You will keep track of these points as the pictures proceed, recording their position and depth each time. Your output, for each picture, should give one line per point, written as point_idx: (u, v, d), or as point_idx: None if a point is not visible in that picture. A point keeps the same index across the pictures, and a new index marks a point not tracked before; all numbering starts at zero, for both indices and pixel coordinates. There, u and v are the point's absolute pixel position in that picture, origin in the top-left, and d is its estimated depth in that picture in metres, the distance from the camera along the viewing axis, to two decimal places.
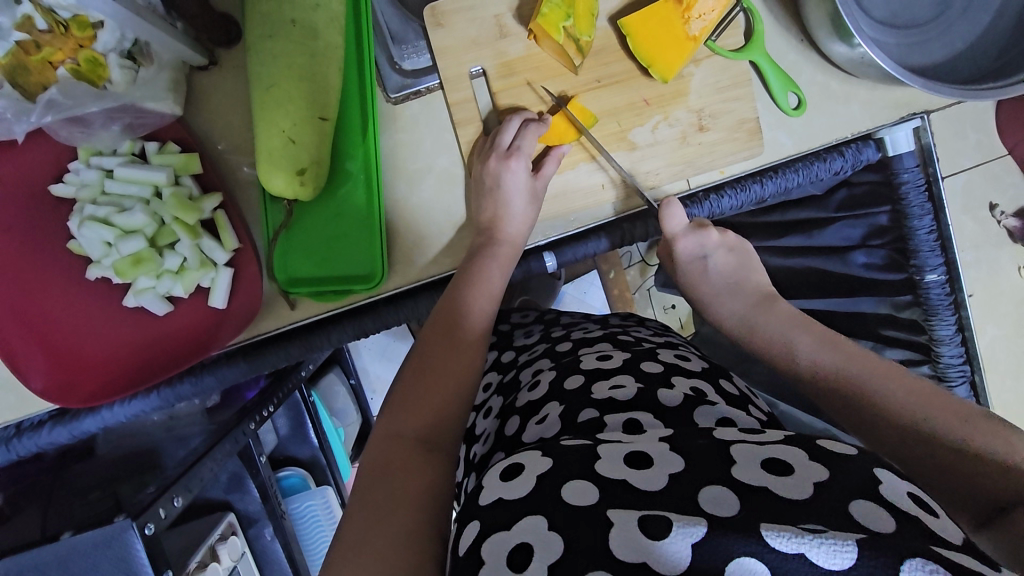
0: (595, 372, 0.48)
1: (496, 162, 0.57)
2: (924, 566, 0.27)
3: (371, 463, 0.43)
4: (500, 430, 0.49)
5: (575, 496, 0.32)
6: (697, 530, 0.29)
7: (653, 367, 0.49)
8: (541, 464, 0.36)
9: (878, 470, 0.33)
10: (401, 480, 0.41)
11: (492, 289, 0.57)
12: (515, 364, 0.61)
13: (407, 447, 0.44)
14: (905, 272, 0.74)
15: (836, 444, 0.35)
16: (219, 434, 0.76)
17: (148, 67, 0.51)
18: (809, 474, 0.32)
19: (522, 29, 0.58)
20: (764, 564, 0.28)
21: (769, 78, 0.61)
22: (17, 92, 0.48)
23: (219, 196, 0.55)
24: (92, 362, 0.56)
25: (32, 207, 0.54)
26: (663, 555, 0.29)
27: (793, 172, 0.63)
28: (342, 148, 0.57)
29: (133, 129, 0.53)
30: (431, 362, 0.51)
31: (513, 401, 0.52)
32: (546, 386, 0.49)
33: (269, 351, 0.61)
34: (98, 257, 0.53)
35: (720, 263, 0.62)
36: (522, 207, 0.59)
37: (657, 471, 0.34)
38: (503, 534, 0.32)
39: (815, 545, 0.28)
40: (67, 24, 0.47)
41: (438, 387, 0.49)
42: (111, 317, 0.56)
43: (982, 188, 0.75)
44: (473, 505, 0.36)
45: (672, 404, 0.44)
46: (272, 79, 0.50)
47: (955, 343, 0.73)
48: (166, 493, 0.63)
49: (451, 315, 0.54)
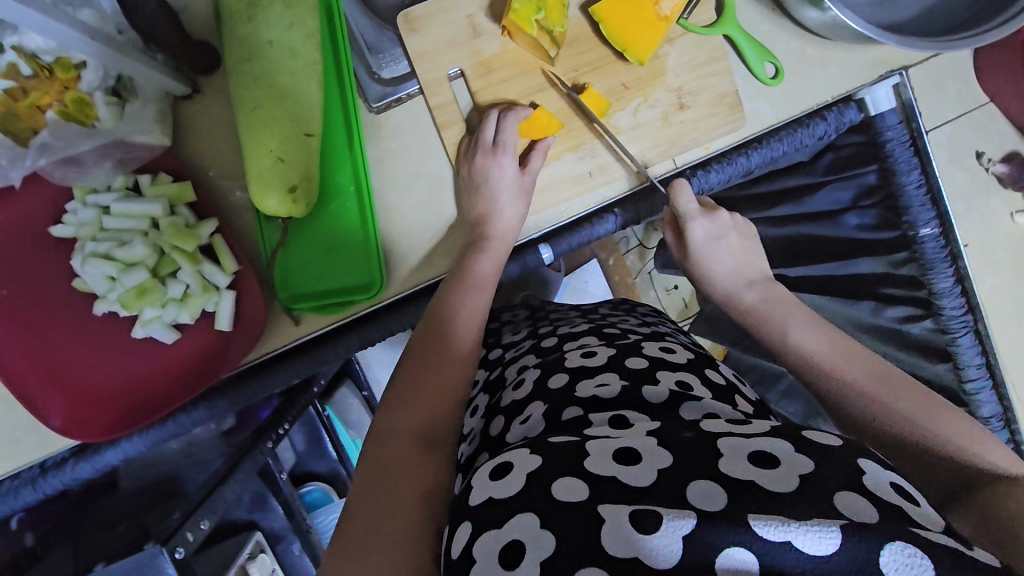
0: (580, 370, 0.48)
1: (484, 158, 0.58)
2: (905, 549, 0.28)
3: (370, 462, 0.44)
4: (484, 430, 0.49)
5: (565, 493, 0.32)
6: (688, 521, 0.30)
7: (639, 362, 0.49)
8: (529, 462, 0.35)
9: (861, 461, 0.34)
10: (399, 482, 0.42)
11: (486, 282, 0.58)
12: (501, 360, 0.61)
13: (405, 443, 0.45)
14: (899, 229, 0.75)
15: (822, 435, 0.36)
16: (239, 456, 0.78)
17: (133, 101, 0.52)
18: (793, 467, 0.33)
19: (496, 27, 0.59)
20: (753, 555, 0.29)
21: (744, 50, 0.61)
22: (10, 138, 0.49)
23: (215, 221, 0.55)
24: (104, 395, 0.57)
25: (34, 248, 0.55)
26: (653, 549, 0.30)
27: (777, 142, 0.64)
28: (330, 163, 0.58)
29: (125, 164, 0.54)
30: (422, 363, 0.51)
31: (498, 400, 0.52)
32: (531, 384, 0.50)
33: (276, 370, 0.62)
34: (103, 291, 0.54)
35: (732, 245, 0.62)
36: (511, 201, 0.60)
37: (646, 466, 0.34)
38: (494, 532, 0.32)
39: (802, 533, 0.29)
40: (51, 67, 0.48)
41: (430, 384, 0.49)
42: (120, 350, 0.57)
43: (967, 138, 0.75)
44: (464, 506, 0.36)
45: (656, 400, 0.44)
46: (255, 101, 0.51)
47: (954, 295, 0.73)
48: (192, 516, 0.67)
49: (447, 314, 0.54)
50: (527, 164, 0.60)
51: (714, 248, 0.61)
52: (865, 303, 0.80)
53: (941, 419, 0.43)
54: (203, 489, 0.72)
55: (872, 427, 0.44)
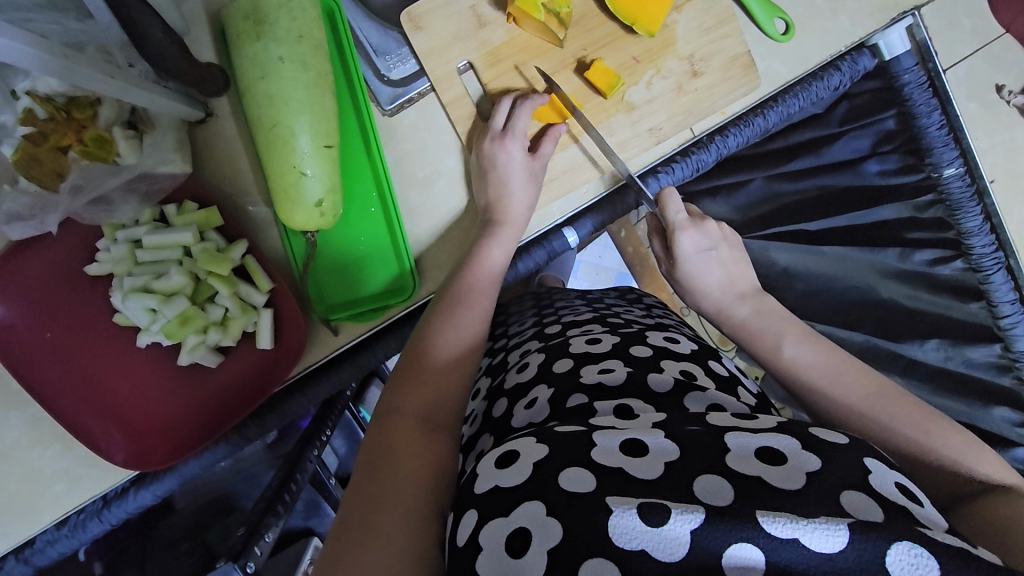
0: (584, 355, 0.51)
1: (492, 144, 0.58)
2: (911, 549, 0.29)
3: (374, 441, 0.45)
4: (488, 412, 0.52)
5: (572, 483, 0.33)
6: (696, 516, 0.31)
7: (642, 351, 0.51)
8: (536, 452, 0.36)
9: (868, 461, 0.35)
10: (403, 465, 0.42)
11: (495, 266, 0.57)
12: (505, 347, 0.64)
13: (410, 427, 0.46)
14: (922, 172, 0.77)
15: (828, 432, 0.37)
16: (289, 466, 0.78)
17: (152, 131, 0.52)
18: (800, 463, 0.34)
19: (500, 14, 0.58)
20: (761, 550, 0.30)
21: (753, 9, 0.61)
22: (36, 185, 0.49)
23: (245, 242, 0.55)
24: (141, 412, 0.57)
25: (71, 289, 0.56)
26: (665, 541, 0.30)
27: (792, 98, 0.63)
28: (351, 171, 0.58)
29: (150, 197, 0.54)
30: (430, 346, 0.51)
31: (501, 382, 0.55)
32: (535, 368, 0.52)
33: (322, 380, 0.63)
34: (146, 324, 0.55)
35: (723, 256, 0.60)
36: (522, 188, 0.58)
37: (651, 458, 0.35)
38: (500, 520, 0.33)
39: (810, 530, 0.30)
40: (67, 108, 0.48)
41: (435, 368, 0.50)
42: (153, 367, 0.58)
43: (984, 72, 0.74)
44: (469, 493, 0.37)
45: (661, 389, 0.46)
46: (273, 118, 0.51)
47: (983, 233, 0.76)
48: (258, 530, 0.70)
49: (454, 302, 0.54)
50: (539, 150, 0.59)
51: (705, 262, 0.60)
52: (891, 250, 0.82)
53: (943, 434, 0.45)
54: (258, 505, 0.74)
55: (878, 430, 0.46)
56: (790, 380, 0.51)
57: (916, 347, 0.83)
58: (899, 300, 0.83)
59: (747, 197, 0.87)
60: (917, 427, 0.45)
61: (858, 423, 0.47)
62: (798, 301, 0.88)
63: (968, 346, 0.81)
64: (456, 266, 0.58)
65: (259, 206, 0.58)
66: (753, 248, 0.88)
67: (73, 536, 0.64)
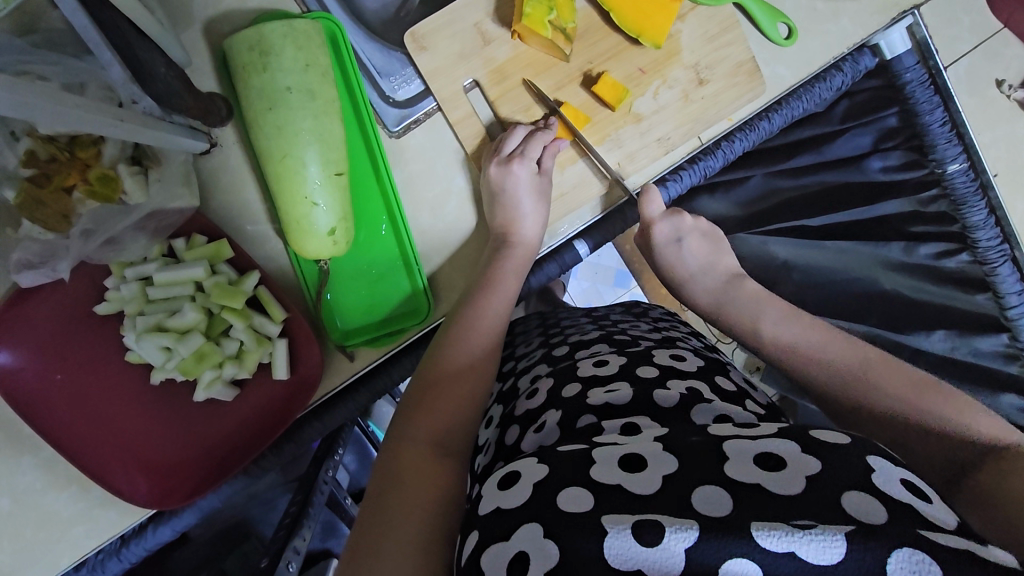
0: (592, 380, 0.50)
1: (498, 169, 0.56)
2: (911, 555, 0.28)
3: (387, 466, 0.44)
4: (500, 439, 0.50)
5: (569, 502, 0.33)
6: (690, 533, 0.31)
7: (649, 371, 0.50)
8: (535, 471, 0.36)
9: (871, 459, 0.34)
10: (411, 486, 0.42)
11: (509, 289, 0.57)
12: (515, 370, 0.63)
13: (424, 452, 0.45)
14: (926, 167, 0.79)
15: (830, 433, 0.36)
16: (305, 490, 0.78)
17: (157, 168, 0.51)
18: (799, 467, 0.33)
19: (504, 31, 0.58)
20: (757, 565, 0.30)
21: (756, 15, 0.61)
22: (38, 226, 0.48)
23: (258, 272, 0.54)
24: (154, 446, 0.56)
25: (84, 332, 0.55)
26: (660, 559, 0.30)
27: (796, 101, 0.64)
28: (358, 197, 0.57)
29: (158, 233, 0.53)
30: (440, 370, 0.51)
31: (513, 410, 0.53)
32: (544, 394, 0.51)
33: (338, 405, 0.62)
34: (160, 362, 0.54)
35: (695, 247, 0.62)
36: (532, 206, 0.58)
37: (650, 473, 0.35)
38: (502, 544, 0.33)
39: (805, 542, 0.29)
40: (69, 148, 0.46)
41: (448, 389, 0.49)
42: (165, 401, 0.57)
43: (985, 68, 0.76)
44: (474, 515, 0.37)
45: (667, 403, 0.46)
46: (281, 149, 0.50)
47: (989, 227, 0.78)
48: (283, 558, 0.69)
49: (467, 325, 0.54)
50: (541, 164, 0.58)
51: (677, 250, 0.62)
52: (897, 244, 0.82)
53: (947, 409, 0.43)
54: (279, 531, 0.74)
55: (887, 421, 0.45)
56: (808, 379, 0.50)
57: (922, 338, 0.83)
58: (902, 290, 0.83)
59: (746, 193, 0.85)
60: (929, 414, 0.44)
61: (867, 420, 0.46)
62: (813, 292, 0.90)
63: (976, 336, 0.82)
64: (470, 290, 0.57)
65: (257, 227, 0.57)
66: (753, 243, 0.86)
67: None
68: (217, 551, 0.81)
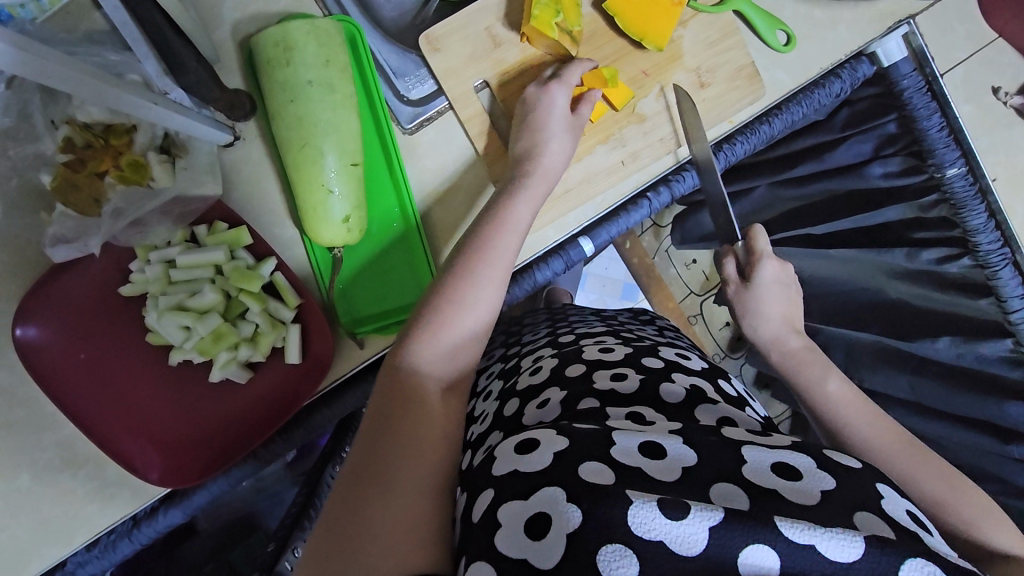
0: (597, 363, 0.52)
1: (537, 87, 0.59)
2: (923, 566, 0.30)
3: (384, 397, 0.44)
4: (500, 411, 0.52)
5: (592, 475, 0.33)
6: (715, 514, 0.31)
7: (653, 363, 0.52)
8: (555, 442, 0.37)
9: (880, 486, 0.36)
10: (415, 424, 0.42)
11: (519, 223, 0.54)
12: (517, 353, 0.65)
13: (427, 391, 0.45)
14: (925, 173, 0.78)
15: (842, 456, 0.37)
16: (312, 484, 0.79)
17: (183, 156, 0.55)
18: (815, 482, 0.34)
19: (513, 35, 0.61)
20: (777, 554, 0.30)
21: (754, 22, 0.63)
22: (71, 209, 0.53)
23: (274, 258, 0.57)
24: (164, 424, 0.58)
25: (106, 313, 0.58)
26: (682, 534, 0.31)
27: (796, 106, 0.66)
28: (375, 191, 0.60)
29: (183, 218, 0.56)
30: (445, 297, 0.49)
31: (514, 384, 0.55)
32: (547, 371, 0.53)
33: (347, 394, 0.64)
34: (179, 342, 0.56)
35: (789, 302, 0.60)
36: (561, 138, 0.58)
37: (669, 464, 0.35)
38: (521, 503, 0.34)
39: (826, 538, 0.30)
40: (104, 136, 0.51)
41: (454, 322, 0.48)
42: (182, 374, 0.59)
43: (980, 75, 0.77)
44: (487, 476, 0.38)
45: (674, 398, 0.47)
46: (301, 139, 0.53)
47: (989, 231, 0.74)
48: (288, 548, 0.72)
49: (475, 255, 0.51)
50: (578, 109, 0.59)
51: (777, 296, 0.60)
52: (898, 249, 0.83)
53: (969, 494, 0.46)
54: (286, 519, 0.77)
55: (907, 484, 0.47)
56: (828, 414, 0.52)
57: (927, 344, 0.84)
58: (908, 299, 0.86)
59: (752, 203, 1.00)
60: (946, 493, 0.46)
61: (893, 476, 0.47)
62: (807, 301, 1.00)
63: (980, 341, 0.78)
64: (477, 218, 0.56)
65: (275, 220, 0.60)
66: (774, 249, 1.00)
67: (102, 558, 0.64)
68: (225, 543, 0.83)
